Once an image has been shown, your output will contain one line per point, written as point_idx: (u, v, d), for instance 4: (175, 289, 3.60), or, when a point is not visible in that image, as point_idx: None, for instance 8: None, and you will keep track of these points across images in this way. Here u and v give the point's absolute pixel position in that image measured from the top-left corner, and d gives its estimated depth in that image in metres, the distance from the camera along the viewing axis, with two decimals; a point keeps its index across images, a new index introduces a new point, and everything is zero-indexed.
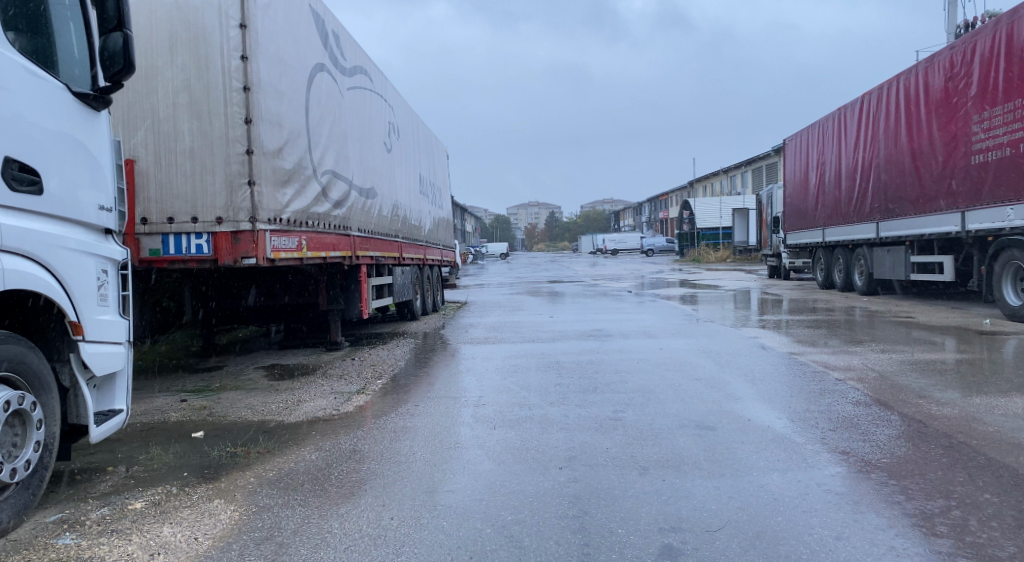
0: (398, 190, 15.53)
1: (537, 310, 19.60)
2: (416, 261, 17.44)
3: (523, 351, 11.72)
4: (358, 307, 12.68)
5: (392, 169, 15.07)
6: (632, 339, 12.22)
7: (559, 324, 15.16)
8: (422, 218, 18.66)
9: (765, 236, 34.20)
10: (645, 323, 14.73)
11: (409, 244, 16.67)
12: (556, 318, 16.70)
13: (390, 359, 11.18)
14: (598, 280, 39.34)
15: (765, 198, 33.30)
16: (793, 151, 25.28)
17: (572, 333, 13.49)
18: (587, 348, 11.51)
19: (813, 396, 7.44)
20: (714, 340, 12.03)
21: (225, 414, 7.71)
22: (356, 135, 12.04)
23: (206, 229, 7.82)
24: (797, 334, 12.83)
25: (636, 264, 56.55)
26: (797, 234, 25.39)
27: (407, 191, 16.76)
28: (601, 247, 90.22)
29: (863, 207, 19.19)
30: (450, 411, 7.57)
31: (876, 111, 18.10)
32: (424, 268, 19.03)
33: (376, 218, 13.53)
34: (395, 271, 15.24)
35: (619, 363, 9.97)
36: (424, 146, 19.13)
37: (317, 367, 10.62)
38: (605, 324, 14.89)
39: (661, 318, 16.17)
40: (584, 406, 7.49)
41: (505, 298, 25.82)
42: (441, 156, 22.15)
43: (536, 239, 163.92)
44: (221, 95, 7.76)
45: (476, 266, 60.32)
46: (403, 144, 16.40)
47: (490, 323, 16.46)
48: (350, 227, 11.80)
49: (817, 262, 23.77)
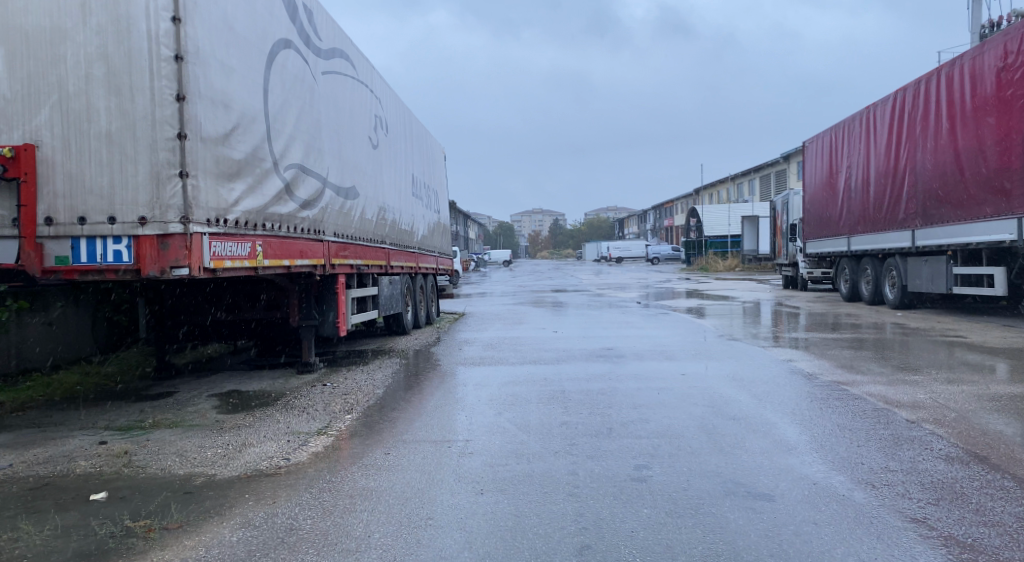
0: (385, 190, 14.02)
1: (540, 323, 18.06)
2: (407, 270, 15.92)
3: (524, 375, 10.18)
4: (335, 323, 11.16)
5: (378, 168, 13.58)
6: (648, 362, 10.69)
7: (565, 342, 13.60)
8: (414, 223, 17.13)
9: (779, 244, 32.63)
10: (661, 342, 13.18)
11: (399, 251, 15.15)
12: (561, 334, 15.14)
13: (368, 386, 9.63)
14: (604, 289, 37.76)
15: (781, 204, 31.72)
16: (813, 153, 23.78)
17: (579, 353, 11.95)
18: (597, 373, 9.98)
19: (887, 445, 5.90)
20: (743, 363, 10.48)
21: (147, 463, 6.17)
22: (331, 126, 10.55)
23: (126, 232, 6.30)
24: (836, 356, 11.26)
25: (642, 273, 54.95)
26: (818, 243, 23.81)
27: (397, 193, 15.25)
28: (606, 255, 88.59)
29: (895, 213, 17.65)
30: (427, 463, 6.02)
31: (911, 108, 16.59)
32: (417, 277, 17.51)
33: (359, 222, 12.04)
34: (381, 281, 13.72)
35: (637, 393, 8.44)
36: (416, 144, 17.60)
37: (279, 397, 9.07)
38: (616, 342, 13.32)
39: (678, 335, 14.58)
40: (597, 457, 5.95)
41: (506, 309, 24.25)
42: (437, 156, 20.62)
43: (539, 247, 162.31)
44: (146, 65, 6.25)
45: (478, 275, 58.77)
46: (393, 140, 14.91)
47: (488, 338, 14.89)
48: (325, 231, 10.29)
49: (841, 272, 22.19)
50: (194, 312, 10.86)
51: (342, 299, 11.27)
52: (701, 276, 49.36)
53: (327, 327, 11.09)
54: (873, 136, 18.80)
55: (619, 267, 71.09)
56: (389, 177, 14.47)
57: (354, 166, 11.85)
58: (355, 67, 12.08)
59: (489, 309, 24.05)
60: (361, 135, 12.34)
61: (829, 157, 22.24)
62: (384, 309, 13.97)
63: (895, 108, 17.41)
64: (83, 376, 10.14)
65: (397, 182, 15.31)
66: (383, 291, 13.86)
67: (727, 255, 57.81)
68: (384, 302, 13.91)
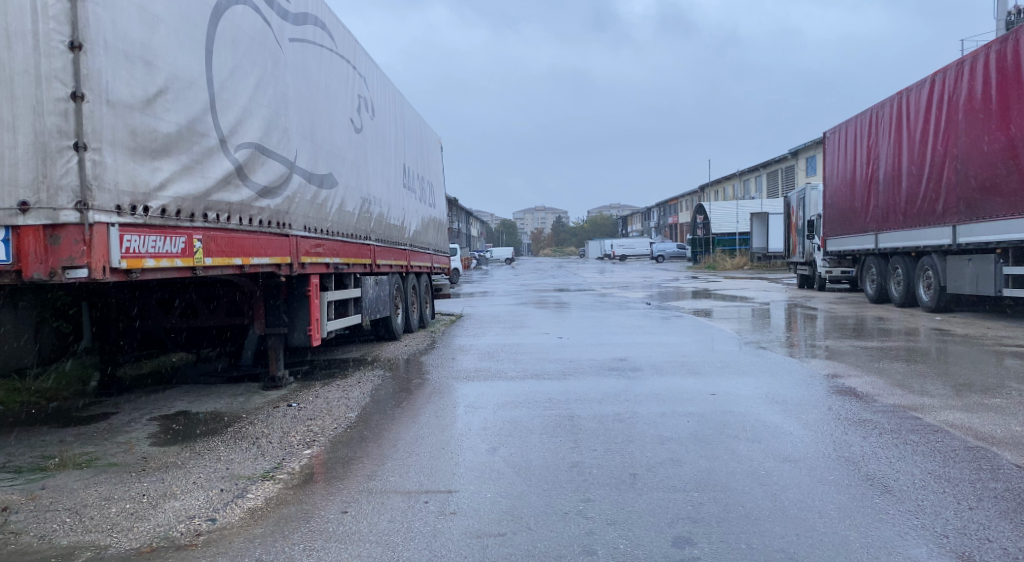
0: (371, 179, 12.59)
1: (543, 326, 16.60)
2: (396, 269, 14.48)
3: (527, 393, 8.72)
4: (307, 330, 9.64)
5: (363, 154, 12.16)
6: (669, 377, 9.22)
7: (572, 350, 12.13)
8: (406, 216, 15.70)
9: (794, 242, 31.08)
10: (679, 351, 11.70)
11: (387, 249, 13.70)
12: (567, 340, 13.67)
13: (340, 407, 8.17)
14: (610, 288, 36.28)
15: (797, 199, 30.19)
16: (836, 144, 22.30)
17: (589, 365, 10.47)
18: (612, 392, 8.51)
19: (1009, 508, 4.44)
20: (781, 379, 9.02)
21: (28, 524, 4.70)
22: (299, 101, 9.10)
23: (4, 220, 4.89)
24: (885, 369, 9.78)
25: (647, 272, 53.37)
26: (841, 240, 22.32)
27: (385, 184, 13.82)
28: (610, 253, 87.14)
29: (932, 206, 16.22)
30: (396, 528, 4.55)
31: (952, 92, 15.18)
32: (409, 277, 16.06)
33: (337, 214, 10.61)
34: (365, 281, 12.25)
35: (663, 422, 6.97)
36: (409, 131, 16.19)
37: (231, 422, 7.59)
38: (629, 351, 11.85)
39: (698, 341, 13.11)
40: (618, 522, 4.50)
41: (507, 310, 22.84)
42: (433, 146, 19.17)
43: (542, 244, 160.97)
44: (29, 3, 4.83)
45: (479, 273, 57.27)
46: (379, 124, 13.48)
47: (486, 345, 13.43)
48: (293, 224, 8.84)
49: (866, 272, 20.73)
50: (145, 319, 9.43)
51: (316, 302, 9.79)
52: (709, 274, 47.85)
53: (298, 336, 9.59)
54: (905, 122, 17.36)
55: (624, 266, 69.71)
56: (376, 164, 13.04)
57: (332, 150, 10.42)
58: (333, 37, 10.64)
59: (488, 311, 22.63)
60: (341, 115, 10.89)
61: (853, 147, 20.77)
62: (370, 313, 12.50)
63: (935, 90, 15.93)
64: (10, 393, 8.68)
65: (385, 170, 13.86)
66: (368, 293, 12.41)
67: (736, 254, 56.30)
68: (369, 305, 12.44)
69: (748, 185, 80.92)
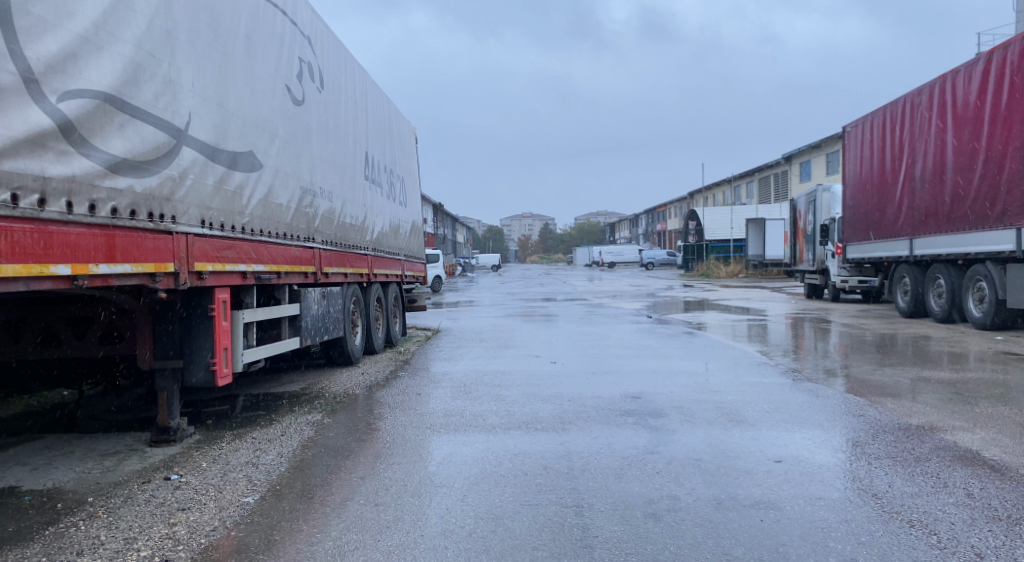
0: (314, 165, 10.09)
1: (532, 345, 14.14)
2: (353, 277, 11.96)
3: (513, 457, 6.24)
4: (210, 364, 7.05)
5: (302, 133, 9.67)
6: (705, 432, 6.78)
7: (570, 382, 9.68)
8: (368, 215, 13.19)
9: (802, 248, 28.74)
10: (705, 384, 9.28)
11: (340, 255, 11.19)
12: (561, 366, 11.21)
13: (237, 484, 5.66)
14: (601, 297, 33.86)
15: (805, 202, 27.87)
16: (858, 138, 19.97)
17: (594, 407, 8.01)
18: (633, 456, 6.04)
19: None
20: (861, 433, 6.58)
21: None
22: (193, 47, 6.60)
23: None
24: (988, 412, 7.40)
25: (638, 279, 50.98)
26: (864, 247, 20.01)
27: (338, 173, 11.33)
28: (597, 259, 84.86)
29: (991, 206, 13.92)
30: None
31: (1019, 72, 13.01)
32: (372, 288, 13.55)
33: (259, 207, 8.12)
34: (307, 296, 9.74)
35: (728, 527, 4.49)
36: (373, 115, 13.71)
37: (60, 514, 4.97)
38: (642, 382, 9.41)
39: (724, 368, 10.71)
40: None
41: (490, 324, 20.35)
42: (405, 134, 16.69)
43: (528, 250, 158.51)
44: None
45: (463, 279, 54.84)
46: (329, 99, 11.00)
47: (462, 372, 10.93)
48: (183, 218, 6.31)
49: (895, 282, 18.40)
50: None
51: (224, 326, 7.24)
52: (703, 283, 45.61)
53: (197, 374, 7.03)
54: (949, 110, 15.11)
55: (613, 272, 67.45)
56: (323, 148, 10.55)
57: (252, 121, 7.91)
58: None
59: (469, 325, 20.11)
60: (266, 77, 8.38)
61: (878, 140, 18.49)
62: (314, 337, 9.98)
63: (989, 70, 13.76)
64: None
65: (338, 156, 11.38)
66: (311, 311, 9.90)
67: (730, 261, 54.12)
68: (312, 326, 9.92)
69: (739, 190, 78.99)
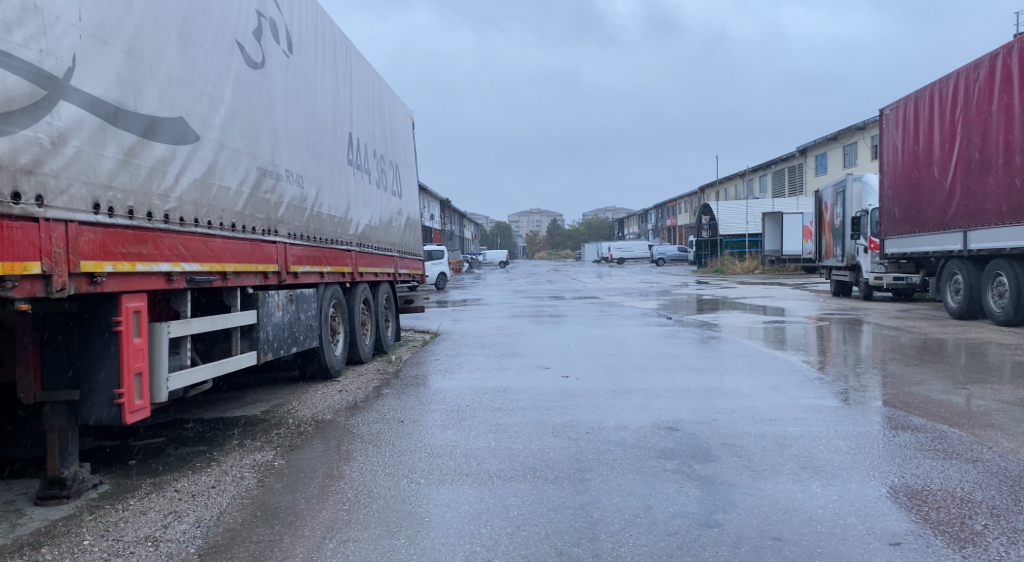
0: (277, 143, 8.38)
1: (542, 352, 12.43)
2: (331, 276, 10.27)
3: (516, 529, 4.55)
4: (115, 398, 5.31)
5: (260, 102, 7.96)
6: (776, 488, 5.08)
7: (588, 404, 7.95)
8: (352, 205, 11.47)
9: (828, 242, 26.93)
10: (754, 408, 7.56)
11: (314, 251, 9.48)
12: (576, 381, 9.49)
13: None
14: (613, 295, 32.13)
15: (832, 193, 26.05)
16: (899, 121, 18.15)
17: (621, 446, 6.28)
18: (682, 533, 4.38)
19: None
20: (989, 490, 4.87)
21: None
22: None
23: None
24: None
25: (651, 276, 49.16)
26: (906, 241, 18.18)
27: (312, 155, 9.63)
28: (607, 255, 83.02)
29: None
30: None
31: None
32: (358, 288, 11.85)
33: (194, 188, 6.39)
34: (268, 300, 8.02)
35: None
36: (356, 91, 12.01)
37: None
38: (676, 407, 7.69)
39: (770, 384, 8.97)
40: None
41: (495, 325, 18.68)
42: (398, 116, 14.98)
43: (536, 246, 156.61)
44: None
45: (470, 277, 53.16)
46: (298, 65, 9.31)
47: (459, 389, 9.23)
48: (57, 198, 4.66)
49: (945, 280, 16.60)
50: None
51: (136, 344, 5.51)
52: (719, 279, 43.87)
53: (98, 410, 5.31)
54: (1015, 84, 13.32)
55: (623, 268, 65.62)
56: (290, 122, 8.86)
57: (182, 78, 6.21)
58: None
59: (470, 327, 18.37)
60: (205, 24, 6.65)
61: (924, 123, 16.68)
62: (277, 349, 8.26)
63: None
64: None
65: (312, 134, 9.69)
66: (274, 318, 8.18)
67: (745, 256, 52.26)
68: (274, 337, 8.19)
69: (752, 184, 77.04)
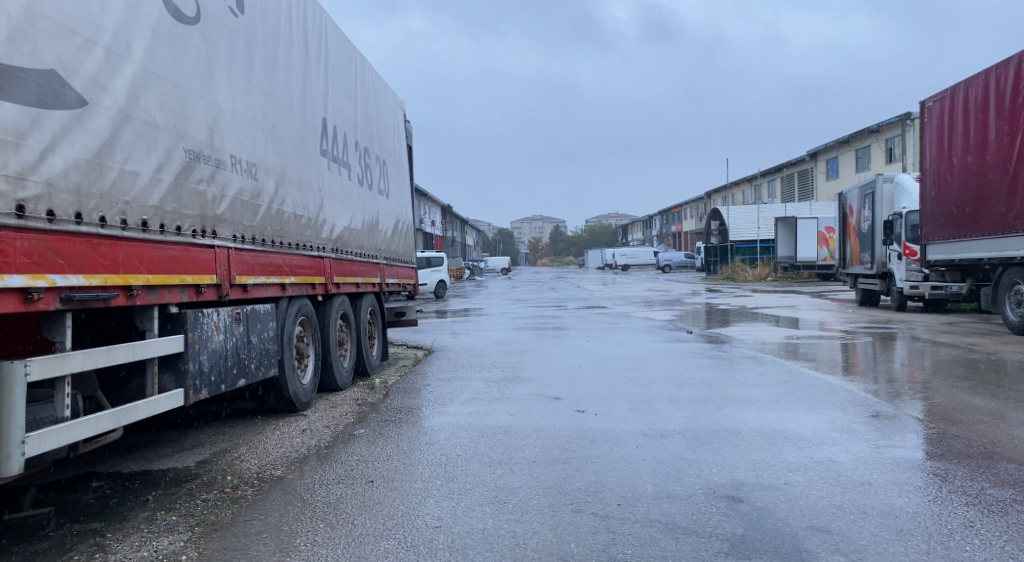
0: (218, 119, 6.61)
1: (552, 375, 10.67)
2: (297, 287, 8.50)
3: None
4: None
5: (192, 64, 6.18)
6: None
7: (615, 456, 6.20)
8: (326, 203, 9.70)
9: (854, 248, 25.13)
10: (832, 463, 5.81)
11: (271, 258, 7.70)
12: (595, 418, 7.75)
13: None
14: (623, 305, 30.36)
15: (858, 197, 24.30)
16: (943, 113, 16.38)
17: (669, 532, 4.50)
18: None
19: None
20: None
21: None
22: None
23: None
24: None
25: (659, 284, 47.38)
26: (953, 246, 16.38)
27: (270, 140, 7.86)
28: (611, 261, 81.32)
29: None
30: None
31: None
32: (335, 301, 10.08)
33: (76, 169, 4.64)
34: (203, 322, 6.24)
35: None
36: (333, 71, 10.26)
37: None
38: (731, 464, 5.91)
39: (838, 424, 7.20)
40: None
41: (497, 340, 16.92)
42: (386, 106, 13.24)
43: (540, 253, 155.01)
44: None
45: (473, 285, 51.60)
46: (251, 29, 7.54)
47: (451, 430, 7.44)
48: None
49: (1004, 289, 14.81)
50: None
51: None
52: (731, 287, 42.10)
53: None
54: None
55: (630, 275, 63.90)
56: (239, 96, 7.09)
57: (57, 16, 4.47)
58: None
59: (469, 342, 16.59)
60: None
61: (976, 114, 14.92)
62: (217, 384, 6.48)
63: None
64: None
65: (271, 116, 7.92)
66: (212, 343, 6.40)
67: (757, 263, 50.47)
68: (213, 369, 6.41)
69: (760, 190, 75.35)
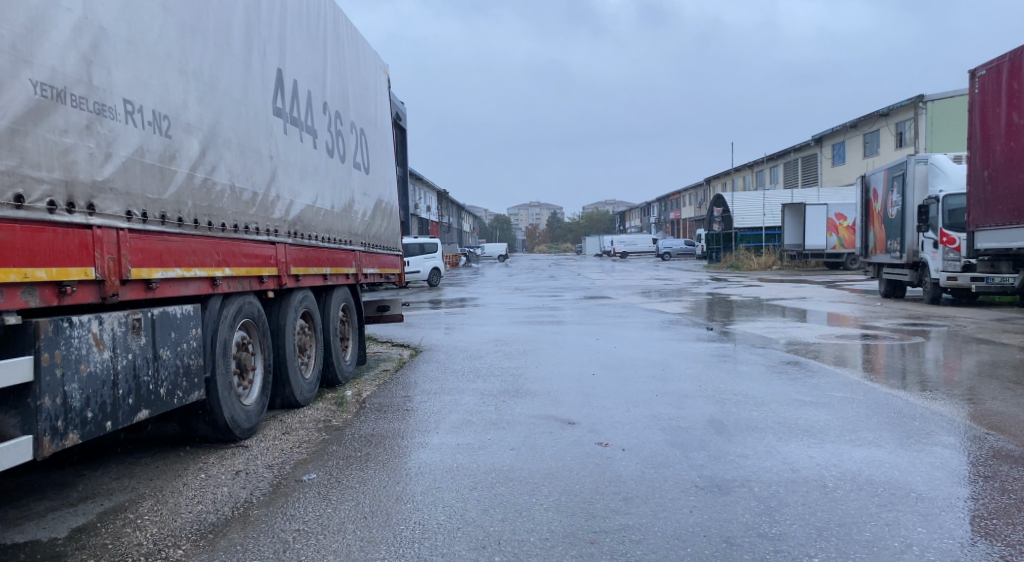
0: (103, 44, 4.70)
1: (562, 386, 8.84)
2: (236, 282, 6.57)
3: None
4: None
5: None
6: None
7: (665, 530, 4.39)
8: (281, 175, 7.78)
9: (878, 235, 23.29)
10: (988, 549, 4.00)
11: (194, 244, 5.78)
12: (623, 456, 5.92)
13: None
14: (626, 295, 28.50)
15: (885, 179, 22.41)
16: (996, 83, 14.53)
17: None
18: None
19: None
20: None
21: None
22: None
23: None
24: None
25: (661, 272, 45.56)
26: (1008, 233, 14.58)
27: (194, 86, 5.93)
28: (609, 249, 79.49)
29: None
30: None
31: None
32: (294, 298, 8.17)
33: None
34: (70, 337, 4.31)
35: None
36: (293, 14, 8.30)
37: None
38: (837, 550, 4.10)
39: (955, 472, 5.36)
40: None
41: (494, 337, 15.07)
42: (365, 67, 11.28)
43: (536, 239, 153.06)
44: None
45: (469, 272, 49.74)
46: None
47: (433, 475, 5.58)
48: None
49: None
50: None
51: None
52: (737, 277, 40.28)
53: None
54: None
55: (630, 263, 62.04)
56: (140, 18, 5.17)
57: None
58: None
59: (462, 340, 14.73)
60: None
61: None
62: (98, 423, 4.57)
63: None
64: None
65: (196, 55, 5.99)
66: (89, 365, 4.48)
67: (762, 250, 48.64)
68: (91, 402, 4.50)
69: (762, 176, 73.43)
